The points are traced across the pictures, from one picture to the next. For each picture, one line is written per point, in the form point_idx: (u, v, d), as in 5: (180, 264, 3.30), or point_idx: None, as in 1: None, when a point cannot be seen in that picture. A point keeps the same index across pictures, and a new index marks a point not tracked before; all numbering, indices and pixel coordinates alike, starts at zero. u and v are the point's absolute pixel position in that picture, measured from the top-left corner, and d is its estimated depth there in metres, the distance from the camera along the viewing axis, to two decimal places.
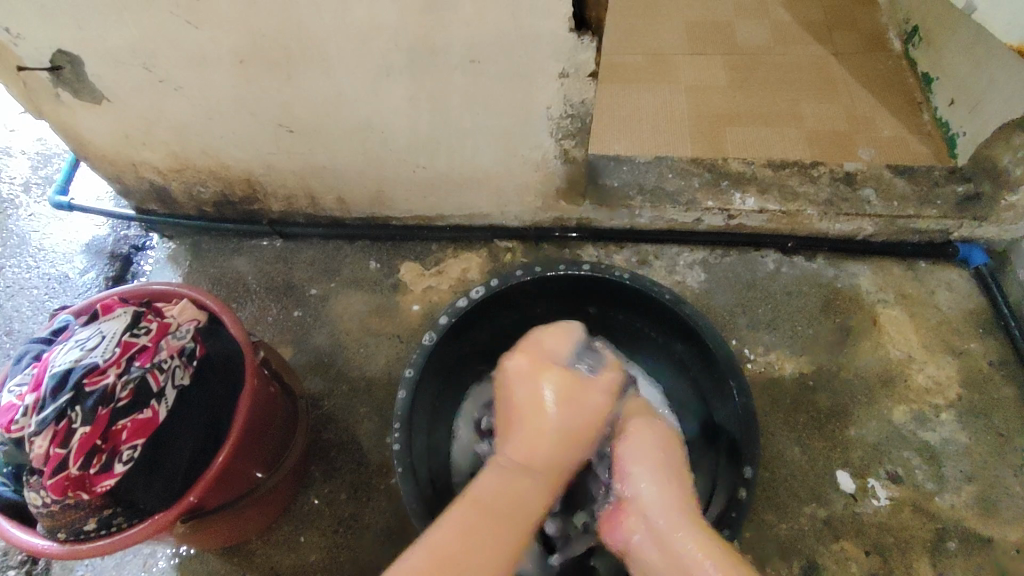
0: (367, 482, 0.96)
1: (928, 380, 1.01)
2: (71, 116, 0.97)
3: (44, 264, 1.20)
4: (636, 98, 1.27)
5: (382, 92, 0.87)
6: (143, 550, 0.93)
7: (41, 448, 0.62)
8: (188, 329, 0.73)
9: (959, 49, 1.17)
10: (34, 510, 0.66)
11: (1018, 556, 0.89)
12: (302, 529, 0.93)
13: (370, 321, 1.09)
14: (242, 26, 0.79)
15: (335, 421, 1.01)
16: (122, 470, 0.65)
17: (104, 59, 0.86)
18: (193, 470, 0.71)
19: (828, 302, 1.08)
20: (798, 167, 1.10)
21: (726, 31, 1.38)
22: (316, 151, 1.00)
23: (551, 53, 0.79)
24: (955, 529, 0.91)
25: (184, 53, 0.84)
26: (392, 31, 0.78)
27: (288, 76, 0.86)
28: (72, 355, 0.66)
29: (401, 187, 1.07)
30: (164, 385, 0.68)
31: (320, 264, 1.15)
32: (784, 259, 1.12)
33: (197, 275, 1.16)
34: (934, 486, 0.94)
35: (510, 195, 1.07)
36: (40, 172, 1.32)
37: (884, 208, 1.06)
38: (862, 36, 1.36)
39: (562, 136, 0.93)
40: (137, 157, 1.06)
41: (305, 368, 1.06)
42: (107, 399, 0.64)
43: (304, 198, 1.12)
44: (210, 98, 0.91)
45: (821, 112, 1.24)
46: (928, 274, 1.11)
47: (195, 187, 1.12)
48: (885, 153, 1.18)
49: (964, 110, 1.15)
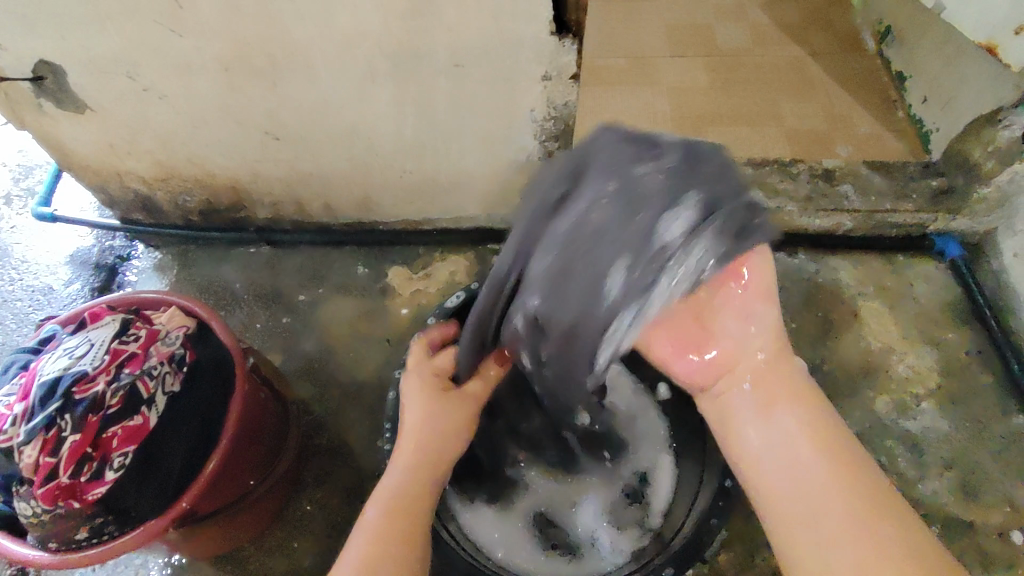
0: (360, 485, 0.97)
1: (909, 370, 1.04)
2: (54, 126, 0.97)
3: (27, 276, 1.19)
4: (617, 100, 1.29)
5: (367, 97, 0.88)
6: (134, 560, 0.93)
7: (31, 457, 0.61)
8: (177, 336, 0.73)
9: (929, 48, 1.20)
10: (25, 520, 0.66)
11: (999, 540, 0.92)
12: (296, 535, 0.94)
13: (360, 325, 1.10)
14: (225, 34, 0.80)
15: (327, 425, 1.01)
16: (113, 477, 0.65)
17: (87, 68, 0.86)
18: (185, 476, 0.71)
19: (810, 297, 1.10)
20: (777, 165, 1.12)
21: (705, 33, 1.40)
22: (300, 157, 1.01)
23: (533, 57, 0.80)
24: (938, 515, 0.93)
25: (169, 62, 0.84)
26: (374, 37, 0.78)
27: (272, 83, 0.87)
28: (61, 364, 0.66)
29: (388, 192, 1.08)
30: (154, 392, 0.68)
31: (308, 270, 1.16)
32: (766, 255, 1.14)
33: (184, 283, 1.16)
34: (916, 474, 0.96)
35: (496, 198, 1.08)
36: (22, 183, 1.31)
37: (862, 203, 1.08)
38: (837, 36, 1.39)
39: (545, 138, 0.94)
40: (121, 166, 1.06)
41: (295, 373, 1.06)
42: (97, 407, 0.64)
43: (290, 204, 1.12)
44: (195, 107, 0.92)
45: (801, 112, 1.26)
46: (906, 267, 1.13)
47: (181, 196, 1.12)
48: (862, 149, 1.21)
49: (937, 106, 1.17)
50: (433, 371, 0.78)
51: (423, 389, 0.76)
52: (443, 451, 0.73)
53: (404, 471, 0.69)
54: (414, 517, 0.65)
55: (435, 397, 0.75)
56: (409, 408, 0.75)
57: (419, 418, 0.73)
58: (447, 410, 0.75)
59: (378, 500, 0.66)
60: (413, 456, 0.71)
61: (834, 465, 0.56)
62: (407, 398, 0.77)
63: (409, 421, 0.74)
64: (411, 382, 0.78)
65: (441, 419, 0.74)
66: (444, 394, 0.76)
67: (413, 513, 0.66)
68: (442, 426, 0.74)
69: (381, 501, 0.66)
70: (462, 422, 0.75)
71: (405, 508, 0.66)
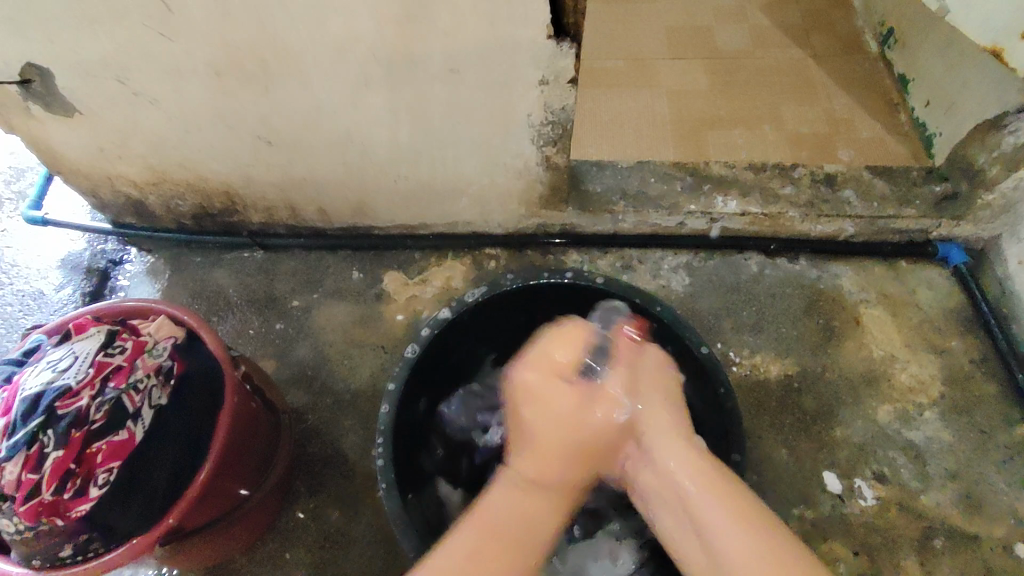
0: (354, 496, 0.95)
1: (911, 379, 1.02)
2: (43, 130, 0.95)
3: (18, 281, 1.18)
4: (616, 102, 1.27)
5: (361, 102, 0.86)
6: (123, 572, 0.91)
7: (13, 474, 0.60)
8: (165, 347, 0.72)
9: (933, 51, 1.18)
10: (7, 536, 0.64)
11: (1003, 553, 0.90)
12: (289, 546, 0.92)
13: (354, 331, 1.08)
14: (215, 37, 0.78)
15: (320, 434, 1.00)
16: (97, 494, 0.63)
17: (75, 71, 0.85)
18: (172, 490, 0.69)
19: (812, 303, 1.08)
20: (778, 169, 1.11)
21: (706, 35, 1.38)
22: (294, 162, 0.99)
23: (530, 61, 0.79)
24: (941, 527, 0.92)
25: (159, 66, 0.83)
26: (368, 41, 0.77)
27: (264, 87, 0.85)
28: (44, 377, 0.64)
29: (383, 197, 1.06)
30: (140, 406, 0.66)
31: (303, 275, 1.14)
32: (768, 261, 1.12)
33: (176, 288, 1.15)
34: (919, 485, 0.94)
35: (493, 203, 1.06)
36: (14, 186, 1.29)
37: (864, 209, 1.07)
38: (839, 38, 1.37)
39: (543, 143, 0.92)
40: (112, 170, 1.04)
41: (288, 381, 1.05)
42: (81, 423, 0.62)
43: (284, 209, 1.10)
44: (186, 111, 0.90)
45: (803, 115, 1.24)
46: (908, 273, 1.12)
47: (173, 200, 1.10)
48: (864, 153, 1.19)
49: (941, 110, 1.16)
50: (558, 373, 0.73)
51: (537, 391, 0.72)
52: (578, 475, 0.70)
53: (529, 498, 0.67)
54: (511, 556, 0.61)
55: (554, 409, 0.70)
56: (540, 419, 0.70)
57: (545, 429, 0.70)
58: (587, 421, 0.70)
59: (472, 522, 0.63)
60: (534, 476, 0.68)
61: (731, 506, 0.61)
62: (528, 400, 0.72)
63: (539, 425, 0.70)
64: (550, 389, 0.72)
65: (572, 429, 0.70)
66: (581, 393, 0.71)
67: (524, 542, 0.63)
68: (563, 421, 0.70)
69: (472, 531, 0.62)
70: (591, 421, 0.70)
71: (497, 529, 0.63)
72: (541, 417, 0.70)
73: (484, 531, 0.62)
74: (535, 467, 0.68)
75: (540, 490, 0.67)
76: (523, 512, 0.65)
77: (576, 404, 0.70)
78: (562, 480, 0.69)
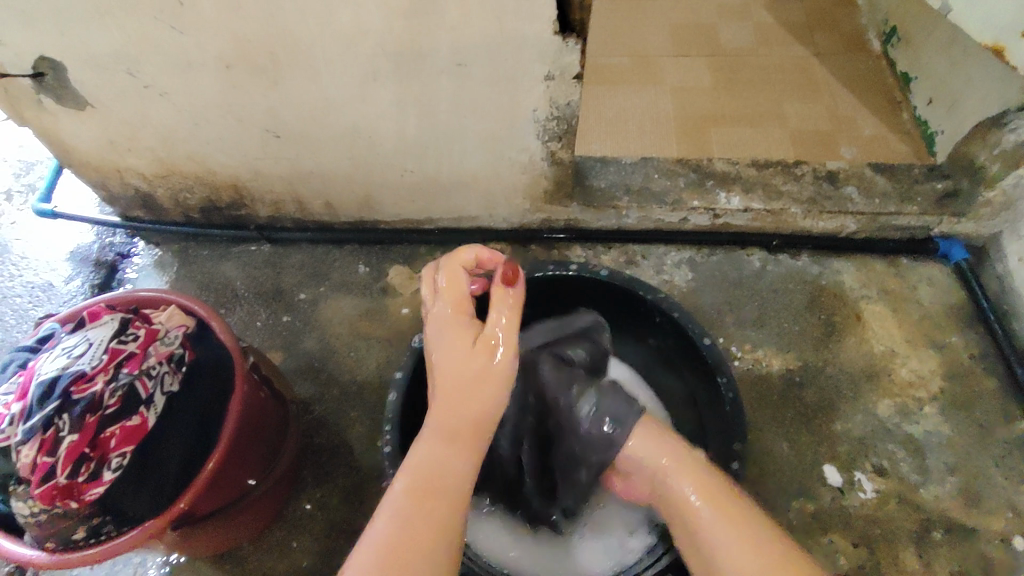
0: (360, 485, 0.96)
1: (912, 374, 1.03)
2: (54, 123, 0.96)
3: (28, 273, 1.19)
4: (620, 99, 1.28)
5: (368, 96, 0.88)
6: (133, 559, 0.93)
7: (29, 456, 0.61)
8: (176, 336, 0.73)
9: (935, 50, 1.19)
10: (21, 520, 0.65)
11: (1001, 546, 0.91)
12: (296, 535, 0.93)
13: (360, 324, 1.09)
14: (226, 31, 0.79)
15: (326, 424, 1.01)
16: (110, 478, 0.65)
17: (87, 64, 0.86)
18: (183, 477, 0.71)
19: (813, 299, 1.09)
20: (781, 166, 1.11)
21: (710, 32, 1.39)
22: (302, 155, 1.00)
23: (536, 56, 0.80)
24: (940, 520, 0.93)
25: (170, 59, 0.84)
26: (377, 34, 0.78)
27: (273, 80, 0.86)
28: (59, 363, 0.65)
29: (389, 191, 1.07)
30: (153, 392, 0.67)
31: (309, 268, 1.15)
32: (769, 257, 1.14)
33: (184, 281, 1.16)
34: (918, 479, 0.95)
35: (498, 197, 1.07)
36: (23, 179, 1.30)
37: (866, 205, 1.08)
38: (842, 37, 1.38)
39: (548, 138, 0.93)
40: (122, 163, 1.05)
41: (295, 372, 1.06)
42: (95, 407, 0.63)
43: (291, 202, 1.11)
44: (196, 104, 0.91)
45: (805, 113, 1.25)
46: (909, 270, 1.12)
47: (181, 193, 1.11)
48: (867, 150, 1.20)
49: (943, 108, 1.16)
50: (459, 314, 0.69)
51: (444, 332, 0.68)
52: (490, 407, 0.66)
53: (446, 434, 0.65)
54: (444, 507, 0.60)
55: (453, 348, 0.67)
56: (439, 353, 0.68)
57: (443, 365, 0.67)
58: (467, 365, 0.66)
59: (407, 472, 0.62)
60: (452, 421, 0.65)
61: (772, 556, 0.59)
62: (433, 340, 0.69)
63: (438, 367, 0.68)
64: (439, 324, 0.69)
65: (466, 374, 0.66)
66: (462, 332, 0.68)
67: (440, 496, 0.61)
68: (474, 372, 0.66)
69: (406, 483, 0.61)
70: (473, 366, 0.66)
71: (429, 483, 0.61)
72: (447, 358, 0.67)
73: (414, 490, 0.61)
74: (457, 415, 0.65)
75: (451, 438, 0.64)
76: (436, 466, 0.63)
77: (458, 344, 0.67)
78: (480, 417, 0.65)
